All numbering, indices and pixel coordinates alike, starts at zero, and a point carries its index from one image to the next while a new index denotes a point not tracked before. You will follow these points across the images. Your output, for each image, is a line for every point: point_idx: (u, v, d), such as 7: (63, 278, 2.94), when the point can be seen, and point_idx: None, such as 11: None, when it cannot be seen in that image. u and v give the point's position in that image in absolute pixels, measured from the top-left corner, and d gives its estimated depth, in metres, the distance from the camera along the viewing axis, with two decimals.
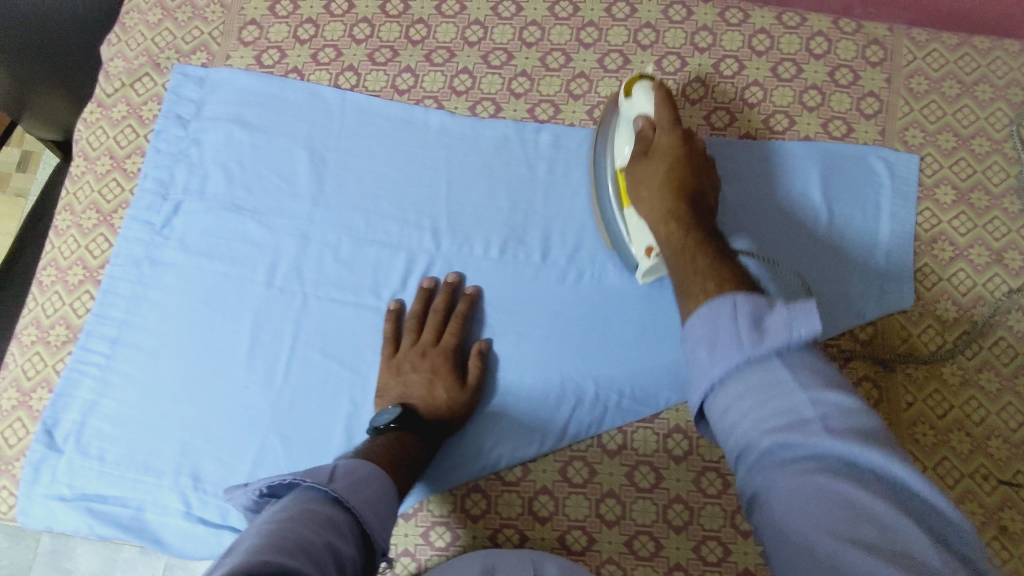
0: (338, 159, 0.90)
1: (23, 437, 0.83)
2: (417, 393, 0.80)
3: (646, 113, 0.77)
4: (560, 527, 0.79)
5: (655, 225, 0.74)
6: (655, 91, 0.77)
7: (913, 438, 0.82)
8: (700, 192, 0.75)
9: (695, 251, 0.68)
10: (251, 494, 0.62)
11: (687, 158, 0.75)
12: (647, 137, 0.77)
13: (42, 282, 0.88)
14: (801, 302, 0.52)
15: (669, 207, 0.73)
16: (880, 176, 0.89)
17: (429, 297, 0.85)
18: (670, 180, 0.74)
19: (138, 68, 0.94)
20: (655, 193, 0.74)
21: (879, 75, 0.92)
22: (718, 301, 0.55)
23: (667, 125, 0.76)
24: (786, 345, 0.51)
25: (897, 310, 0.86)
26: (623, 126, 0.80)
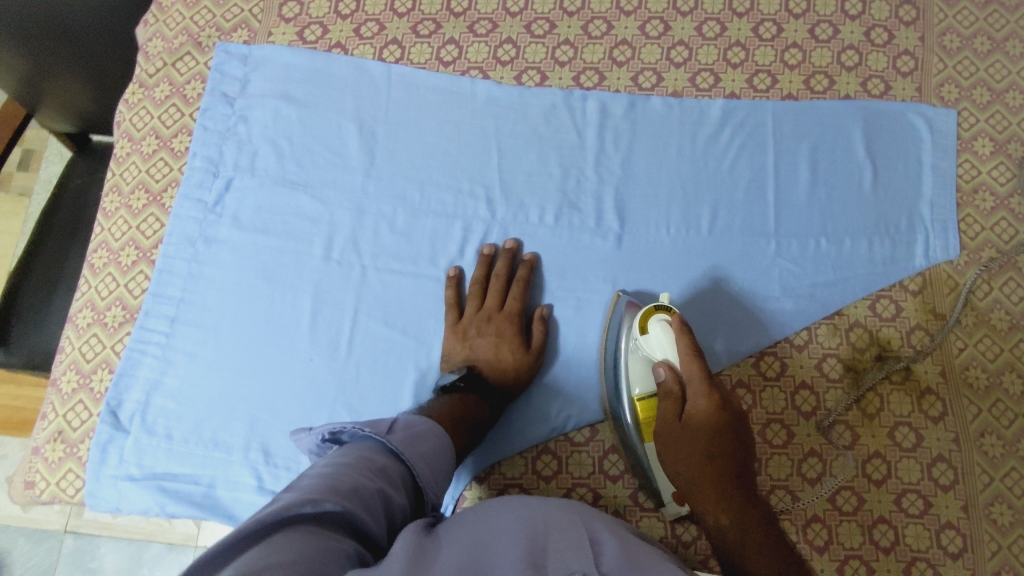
0: (388, 131, 0.90)
1: (87, 419, 0.82)
2: (484, 355, 0.81)
3: (670, 359, 0.73)
4: (632, 484, 0.80)
5: (702, 504, 0.67)
6: (677, 337, 0.72)
7: (968, 382, 0.83)
8: (745, 454, 0.69)
9: (762, 557, 0.62)
10: (316, 438, 0.65)
11: (725, 421, 0.69)
12: (674, 390, 0.72)
13: (94, 265, 0.88)
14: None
15: (713, 484, 0.67)
16: (920, 131, 0.91)
17: (489, 263, 0.85)
18: (709, 449, 0.68)
19: (179, 47, 0.94)
20: (693, 465, 0.68)
21: (913, 33, 0.95)
22: None
23: (698, 384, 0.70)
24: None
25: (943, 260, 0.87)
26: (638, 363, 0.76)
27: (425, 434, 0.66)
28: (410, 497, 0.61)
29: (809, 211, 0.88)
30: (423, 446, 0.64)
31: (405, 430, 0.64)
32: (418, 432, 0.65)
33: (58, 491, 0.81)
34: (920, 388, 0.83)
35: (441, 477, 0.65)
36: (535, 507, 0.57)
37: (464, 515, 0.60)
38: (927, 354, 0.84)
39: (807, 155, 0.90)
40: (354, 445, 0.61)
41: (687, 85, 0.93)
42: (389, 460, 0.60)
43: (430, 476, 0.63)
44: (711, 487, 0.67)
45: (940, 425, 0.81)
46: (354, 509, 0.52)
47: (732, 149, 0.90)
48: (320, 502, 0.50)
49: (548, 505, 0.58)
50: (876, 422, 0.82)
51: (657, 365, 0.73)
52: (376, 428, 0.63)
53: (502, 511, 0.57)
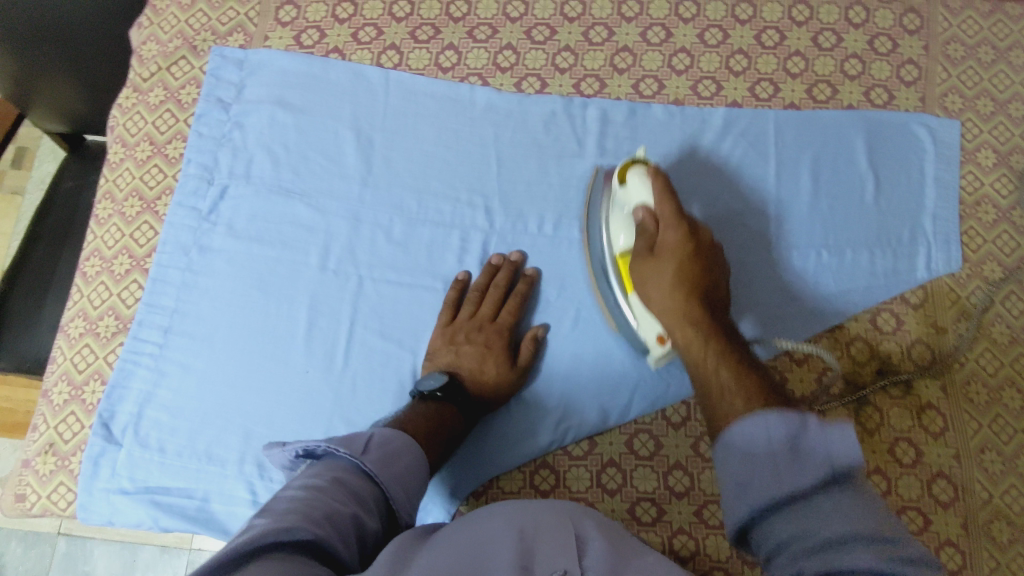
0: (386, 139, 0.88)
1: (79, 431, 0.81)
2: (468, 365, 0.79)
3: (646, 202, 0.73)
4: (629, 499, 0.79)
5: (672, 328, 0.69)
6: (652, 178, 0.73)
7: (967, 397, 0.82)
8: (715, 288, 0.71)
9: (720, 363, 0.63)
10: (289, 454, 0.63)
11: (695, 252, 0.71)
12: (649, 229, 0.73)
13: (87, 274, 0.86)
14: (842, 427, 0.48)
15: (686, 312, 0.68)
16: (923, 143, 0.90)
17: (493, 273, 0.84)
18: (678, 279, 0.70)
19: (174, 51, 0.93)
20: (663, 292, 0.70)
21: (916, 42, 0.94)
22: (753, 422, 0.51)
23: (672, 219, 0.71)
24: (827, 475, 0.47)
25: (945, 274, 0.87)
26: (619, 216, 0.78)
27: (399, 450, 0.65)
28: (384, 520, 0.61)
29: (812, 223, 0.87)
30: (397, 466, 0.63)
31: (381, 449, 0.63)
32: (392, 449, 0.64)
33: (49, 504, 0.80)
34: (921, 403, 0.82)
35: (415, 498, 0.64)
36: (525, 506, 0.57)
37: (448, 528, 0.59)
38: (927, 368, 0.83)
39: (808, 165, 0.89)
40: (328, 465, 0.60)
41: (689, 93, 0.92)
42: (363, 483, 0.60)
43: (404, 497, 0.62)
44: (684, 319, 0.68)
45: (940, 441, 0.81)
46: (328, 536, 0.51)
47: (733, 159, 0.89)
48: (295, 529, 0.49)
49: (539, 505, 0.58)
50: (877, 438, 0.81)
51: (636, 209, 0.74)
52: (351, 446, 0.62)
53: (494, 514, 0.57)
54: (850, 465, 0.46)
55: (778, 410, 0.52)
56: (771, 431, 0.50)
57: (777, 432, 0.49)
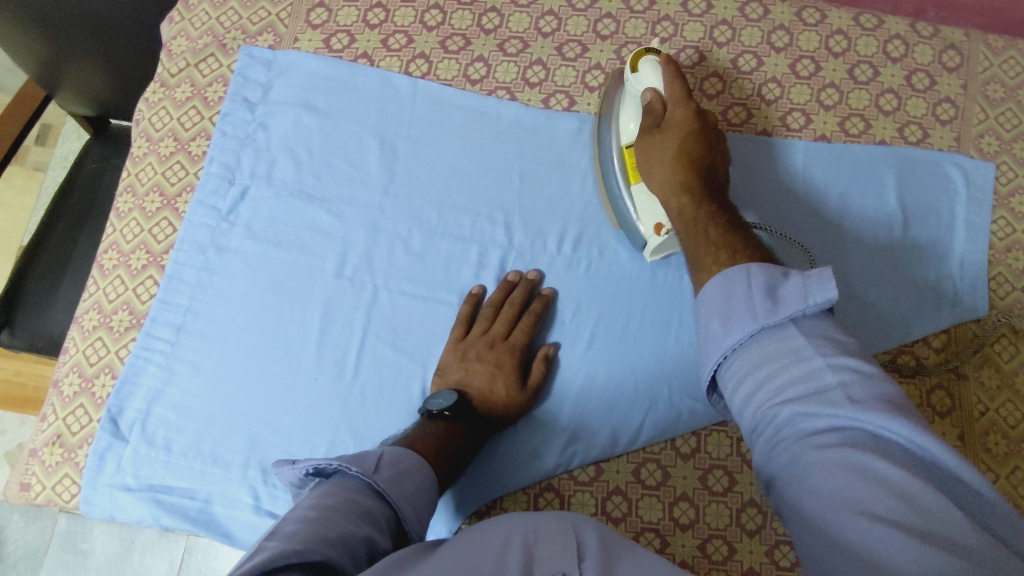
0: (410, 148, 0.88)
1: (86, 424, 0.81)
2: (478, 383, 0.78)
3: (655, 87, 0.76)
4: (633, 528, 0.78)
5: (666, 196, 0.73)
6: (662, 66, 0.76)
7: (985, 448, 0.80)
8: (715, 164, 0.74)
9: (709, 221, 0.67)
10: (298, 472, 0.62)
11: (698, 130, 0.74)
12: (656, 110, 0.76)
13: (104, 266, 0.87)
14: (817, 270, 0.54)
15: (681, 179, 0.72)
16: (956, 184, 0.88)
17: (509, 290, 0.83)
18: (680, 152, 0.74)
19: (203, 48, 0.93)
20: (664, 164, 0.74)
21: (955, 81, 0.92)
22: (734, 271, 0.58)
23: (678, 99, 0.75)
24: (801, 312, 0.54)
25: (971, 319, 0.85)
26: (630, 104, 0.80)
27: (410, 470, 0.65)
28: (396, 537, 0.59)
29: (835, 256, 0.86)
30: (407, 485, 0.63)
31: (391, 468, 0.64)
32: (403, 468, 0.64)
33: (52, 495, 0.80)
34: None
35: (425, 517, 0.64)
36: (526, 520, 0.52)
37: (451, 542, 0.54)
38: (945, 415, 0.81)
39: (836, 200, 0.87)
40: (340, 484, 0.59)
41: (719, 119, 0.90)
42: (376, 502, 0.59)
43: (415, 515, 0.62)
44: (681, 186, 0.72)
45: None
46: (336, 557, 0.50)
47: (759, 189, 0.87)
48: (303, 551, 0.48)
49: (533, 518, 0.53)
50: None
51: (644, 93, 0.77)
52: (362, 465, 0.61)
53: (497, 527, 0.53)
54: (819, 305, 0.53)
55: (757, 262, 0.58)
56: (753, 284, 0.56)
57: (758, 283, 0.56)
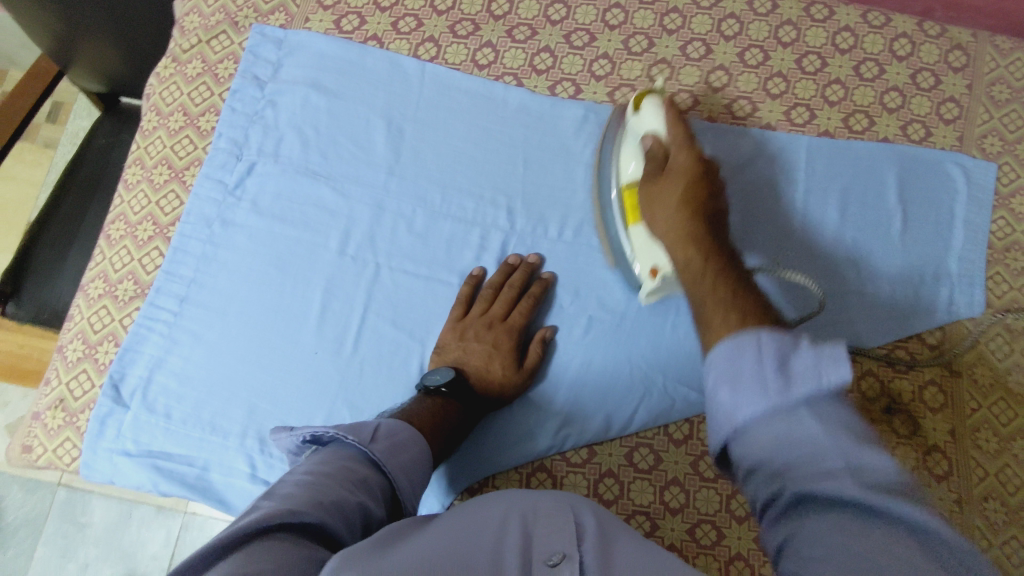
0: (416, 130, 0.89)
1: (89, 389, 0.83)
2: (474, 362, 0.80)
3: (656, 130, 0.75)
4: (624, 511, 0.79)
5: (672, 246, 0.68)
6: (665, 110, 0.76)
7: (976, 444, 0.81)
8: (719, 212, 0.70)
9: (718, 275, 0.61)
10: (296, 439, 0.64)
11: (703, 177, 0.71)
12: (658, 155, 0.74)
13: (111, 237, 0.88)
14: (830, 344, 0.45)
15: (686, 226, 0.68)
16: (957, 182, 0.89)
17: (509, 273, 0.84)
18: (683, 197, 0.70)
19: (215, 25, 0.94)
20: (667, 208, 0.70)
21: (960, 81, 0.92)
22: (743, 335, 0.48)
23: (682, 146, 0.73)
24: (815, 393, 0.45)
25: (966, 316, 0.85)
26: (631, 146, 0.79)
27: (407, 441, 0.65)
28: (388, 509, 0.60)
29: (834, 251, 0.86)
30: (404, 456, 0.64)
31: (388, 438, 0.64)
32: (399, 440, 0.65)
33: (54, 458, 0.81)
34: (927, 444, 0.81)
35: (419, 487, 0.65)
36: (525, 497, 0.56)
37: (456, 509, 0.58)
38: (937, 410, 0.82)
39: (837, 196, 0.88)
40: (336, 452, 0.61)
41: (723, 111, 0.91)
42: (371, 471, 0.60)
43: (409, 487, 0.63)
44: (684, 235, 0.67)
45: (944, 484, 0.79)
46: (332, 522, 0.51)
47: (760, 183, 0.88)
48: (301, 513, 0.50)
49: (532, 498, 0.57)
50: None
51: (646, 137, 0.76)
52: (359, 434, 0.62)
53: (497, 502, 0.57)
54: (834, 385, 0.44)
55: (765, 328, 0.48)
56: (762, 351, 0.47)
57: (768, 350, 0.47)
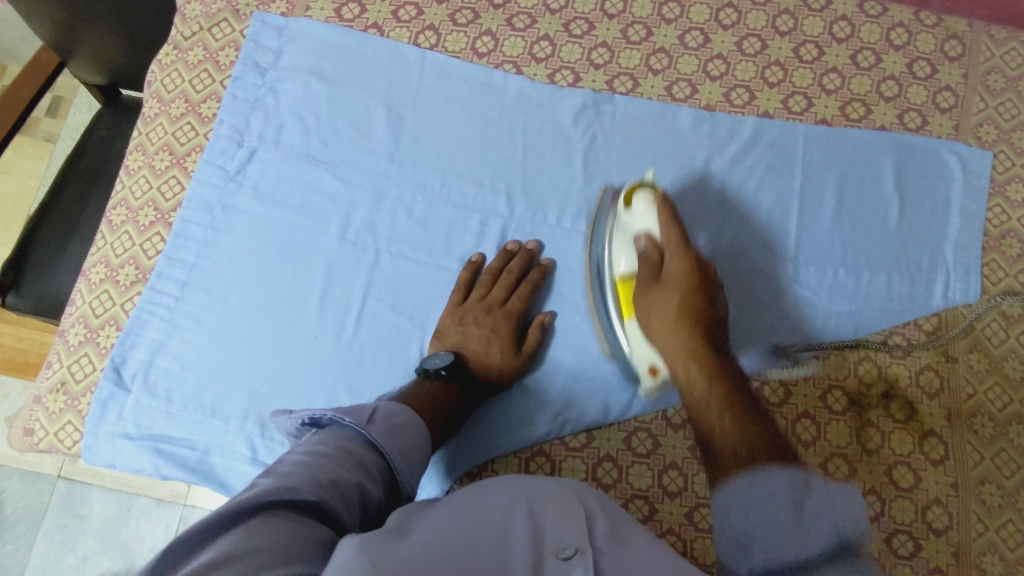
0: (416, 117, 0.89)
1: (90, 372, 0.83)
2: (473, 346, 0.80)
3: (650, 229, 0.76)
4: (622, 495, 0.80)
5: (677, 364, 0.69)
6: (657, 206, 0.76)
7: (972, 429, 0.81)
8: (718, 320, 0.72)
9: (727, 407, 0.64)
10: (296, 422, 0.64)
11: (701, 284, 0.72)
12: (653, 259, 0.75)
13: (112, 222, 0.88)
14: (846, 486, 0.54)
15: (691, 346, 0.69)
16: (953, 170, 0.89)
17: (508, 259, 0.85)
18: (684, 310, 0.70)
19: (217, 13, 0.95)
20: (669, 321, 0.71)
21: (956, 70, 0.93)
22: (761, 473, 0.55)
23: (677, 253, 0.73)
24: (826, 542, 0.50)
25: (962, 303, 0.86)
26: (620, 237, 0.79)
27: (405, 425, 0.65)
28: (386, 491, 0.61)
29: (832, 239, 0.87)
30: (402, 439, 0.64)
31: (386, 420, 0.64)
32: (398, 423, 0.65)
33: (55, 441, 0.82)
34: (923, 429, 0.81)
35: (416, 470, 0.65)
36: (534, 486, 0.58)
37: (464, 492, 0.60)
38: (934, 396, 0.82)
39: (834, 183, 0.88)
40: (334, 433, 0.61)
41: (721, 100, 0.92)
42: (369, 453, 0.60)
43: (406, 470, 0.63)
44: (687, 354, 0.69)
45: (941, 469, 0.79)
46: (329, 500, 0.51)
47: (758, 171, 0.89)
48: (297, 491, 0.50)
49: (535, 484, 0.58)
50: (875, 458, 0.80)
51: (640, 235, 0.77)
52: (357, 417, 0.62)
53: (502, 487, 0.58)
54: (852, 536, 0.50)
55: (780, 471, 0.55)
56: (778, 488, 0.54)
57: (784, 488, 0.54)
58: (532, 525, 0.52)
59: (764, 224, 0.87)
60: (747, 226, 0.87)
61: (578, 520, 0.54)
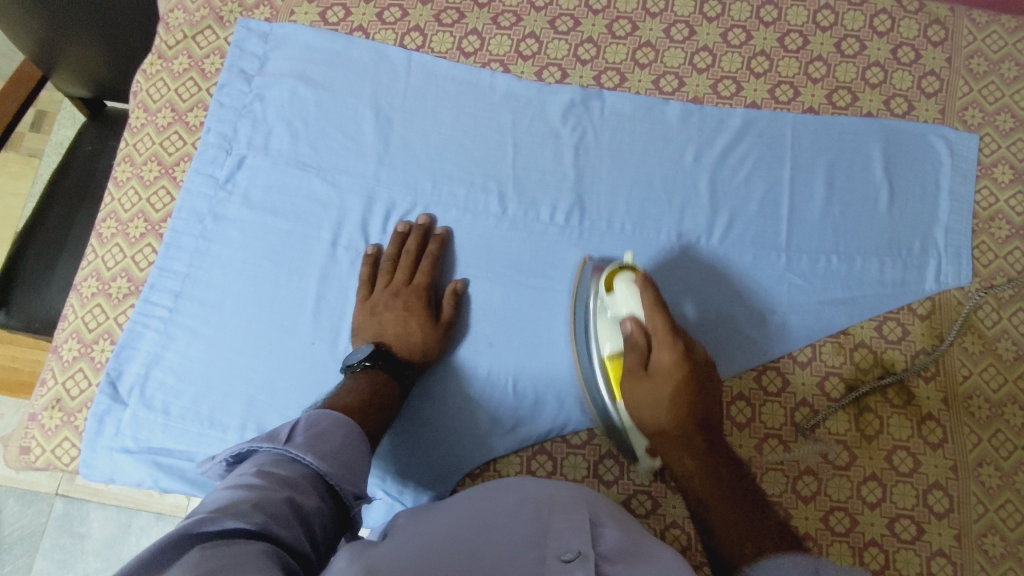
0: (404, 119, 0.89)
1: (85, 388, 0.83)
2: (393, 330, 0.79)
3: (635, 312, 0.73)
4: (625, 490, 0.80)
5: (672, 456, 0.71)
6: (641, 290, 0.72)
7: (969, 411, 0.82)
8: (709, 403, 0.72)
9: (727, 497, 0.66)
10: (220, 466, 0.60)
11: (690, 374, 0.71)
12: (641, 343, 0.73)
13: (102, 235, 0.88)
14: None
15: (685, 441, 0.70)
16: (940, 154, 0.90)
17: (402, 241, 0.85)
18: (675, 403, 0.71)
19: (201, 21, 0.95)
20: (661, 417, 0.71)
21: (940, 54, 0.94)
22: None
23: (665, 341, 0.71)
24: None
25: (954, 286, 0.86)
26: (604, 317, 0.76)
27: (329, 429, 0.61)
28: (330, 500, 0.57)
29: (820, 226, 0.87)
30: (329, 443, 0.60)
31: (306, 432, 0.60)
32: (320, 429, 0.60)
33: (53, 458, 0.81)
34: (921, 413, 0.82)
35: (359, 468, 0.61)
36: (539, 488, 0.59)
37: (477, 491, 0.62)
38: (930, 380, 0.83)
39: (823, 171, 0.89)
40: (254, 460, 0.56)
41: (709, 92, 0.92)
42: (292, 469, 0.56)
43: (342, 472, 0.59)
44: (682, 447, 0.70)
45: (939, 452, 0.80)
46: (263, 523, 0.48)
47: (747, 162, 0.89)
48: (222, 520, 0.47)
49: (546, 490, 0.59)
50: (874, 444, 0.81)
51: (624, 319, 0.73)
52: (274, 439, 0.58)
53: (510, 488, 0.60)
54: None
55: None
56: None
57: None
58: (535, 528, 0.53)
59: (756, 216, 0.87)
60: (740, 216, 0.87)
61: (578, 520, 0.54)
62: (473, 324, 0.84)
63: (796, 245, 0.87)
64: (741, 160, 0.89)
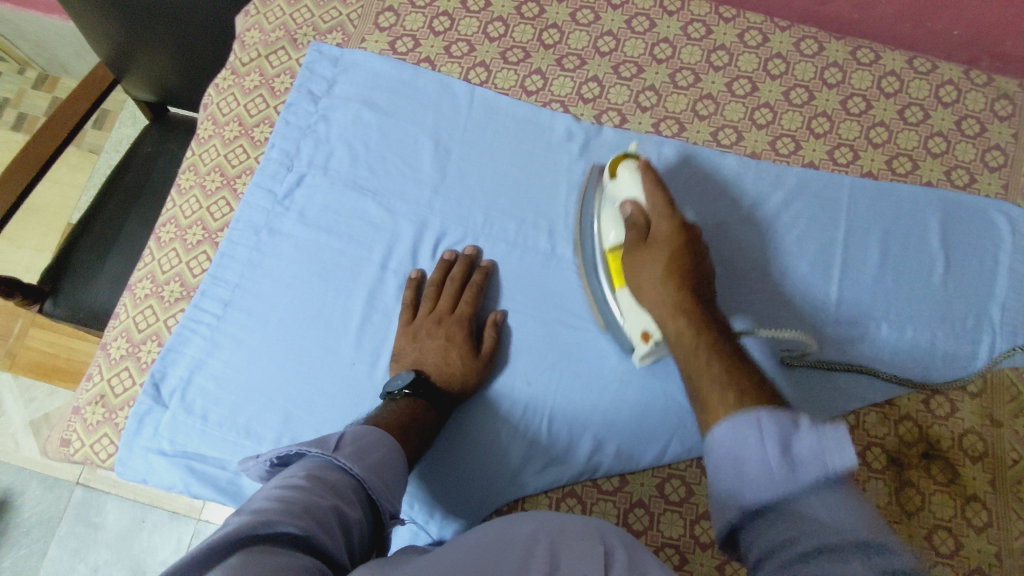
0: (463, 151, 0.91)
1: (129, 387, 0.85)
2: (432, 359, 0.80)
3: (635, 197, 0.75)
4: (654, 542, 0.78)
5: (664, 321, 0.67)
6: (640, 174, 0.75)
7: (1018, 497, 0.78)
8: (706, 278, 0.69)
9: (711, 350, 0.60)
10: (263, 465, 0.60)
11: (688, 244, 0.70)
12: (639, 223, 0.73)
13: (161, 239, 0.91)
14: (833, 426, 0.44)
15: (676, 299, 0.66)
16: (1001, 231, 0.88)
17: (447, 268, 0.85)
18: (668, 269, 0.68)
19: (275, 41, 0.98)
20: (656, 284, 0.69)
21: (1006, 129, 0.92)
22: (742, 416, 0.48)
23: (662, 212, 0.72)
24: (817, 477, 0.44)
25: (1010, 366, 0.84)
26: (610, 211, 0.79)
27: (374, 445, 0.61)
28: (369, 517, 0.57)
29: (869, 290, 0.86)
30: (371, 458, 0.60)
31: (354, 444, 0.60)
32: (365, 442, 0.61)
33: (90, 453, 0.83)
34: (965, 493, 0.79)
35: (397, 487, 0.61)
36: (552, 519, 0.52)
37: (497, 521, 0.54)
38: (976, 459, 0.80)
39: (879, 236, 0.88)
40: (302, 465, 0.56)
41: (767, 148, 0.92)
42: (338, 476, 0.56)
43: (383, 489, 0.58)
44: (676, 307, 0.66)
45: (984, 536, 0.77)
46: (311, 529, 0.47)
47: (800, 222, 0.88)
48: (275, 522, 0.46)
49: (558, 518, 0.52)
50: (914, 521, 0.78)
51: (624, 205, 0.75)
52: (323, 446, 0.58)
53: (526, 520, 0.53)
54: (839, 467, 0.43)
55: (765, 409, 0.48)
56: (748, 439, 0.47)
57: (758, 435, 0.46)
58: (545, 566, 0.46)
59: (805, 272, 0.86)
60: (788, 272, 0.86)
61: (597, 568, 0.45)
62: (514, 359, 0.84)
63: (845, 308, 0.85)
64: (795, 218, 0.88)
